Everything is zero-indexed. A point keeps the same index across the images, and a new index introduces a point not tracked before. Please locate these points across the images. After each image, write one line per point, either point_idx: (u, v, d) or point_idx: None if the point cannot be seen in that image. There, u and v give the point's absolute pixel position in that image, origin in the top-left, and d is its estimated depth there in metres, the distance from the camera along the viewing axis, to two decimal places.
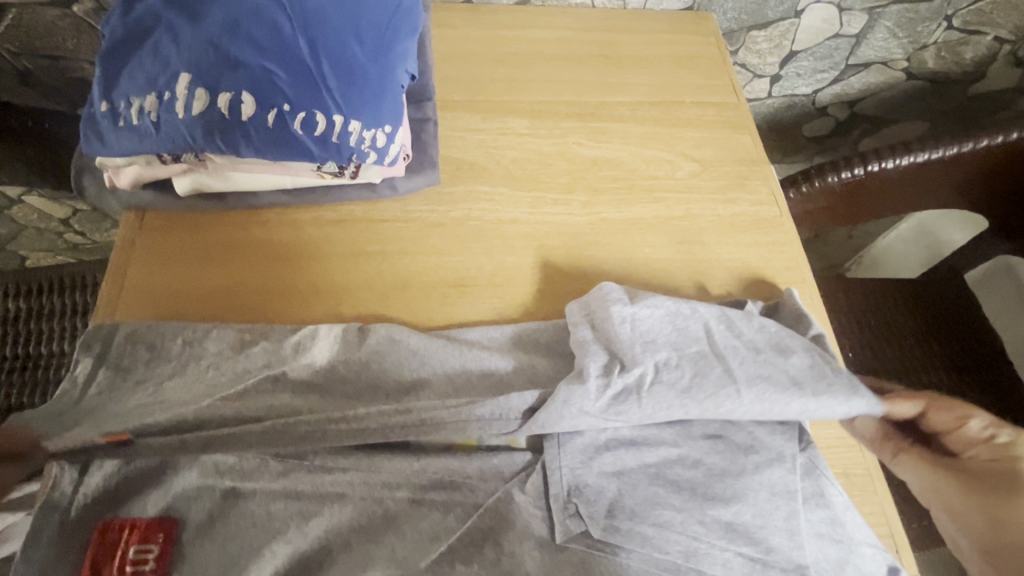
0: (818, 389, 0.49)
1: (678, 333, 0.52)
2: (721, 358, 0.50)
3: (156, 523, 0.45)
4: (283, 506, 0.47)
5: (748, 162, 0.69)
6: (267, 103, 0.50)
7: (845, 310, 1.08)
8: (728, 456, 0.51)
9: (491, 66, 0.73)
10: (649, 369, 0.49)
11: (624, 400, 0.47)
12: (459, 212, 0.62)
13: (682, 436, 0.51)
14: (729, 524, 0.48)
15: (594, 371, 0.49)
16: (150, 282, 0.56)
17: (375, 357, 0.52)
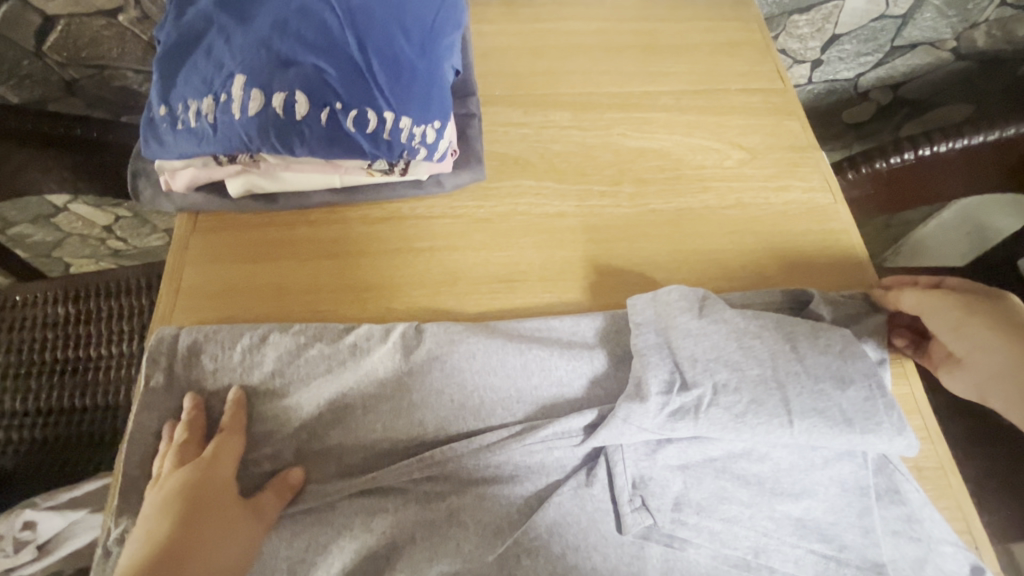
0: (871, 418, 0.47)
1: (742, 349, 0.49)
2: (785, 381, 0.48)
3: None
4: (350, 502, 0.47)
5: (798, 148, 0.67)
6: (320, 101, 0.50)
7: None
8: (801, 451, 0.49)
9: (530, 60, 0.73)
10: (710, 388, 0.48)
11: (681, 419, 0.47)
12: (505, 206, 0.62)
13: None
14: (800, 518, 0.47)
15: (655, 388, 0.48)
16: (208, 283, 0.57)
17: (437, 365, 0.50)
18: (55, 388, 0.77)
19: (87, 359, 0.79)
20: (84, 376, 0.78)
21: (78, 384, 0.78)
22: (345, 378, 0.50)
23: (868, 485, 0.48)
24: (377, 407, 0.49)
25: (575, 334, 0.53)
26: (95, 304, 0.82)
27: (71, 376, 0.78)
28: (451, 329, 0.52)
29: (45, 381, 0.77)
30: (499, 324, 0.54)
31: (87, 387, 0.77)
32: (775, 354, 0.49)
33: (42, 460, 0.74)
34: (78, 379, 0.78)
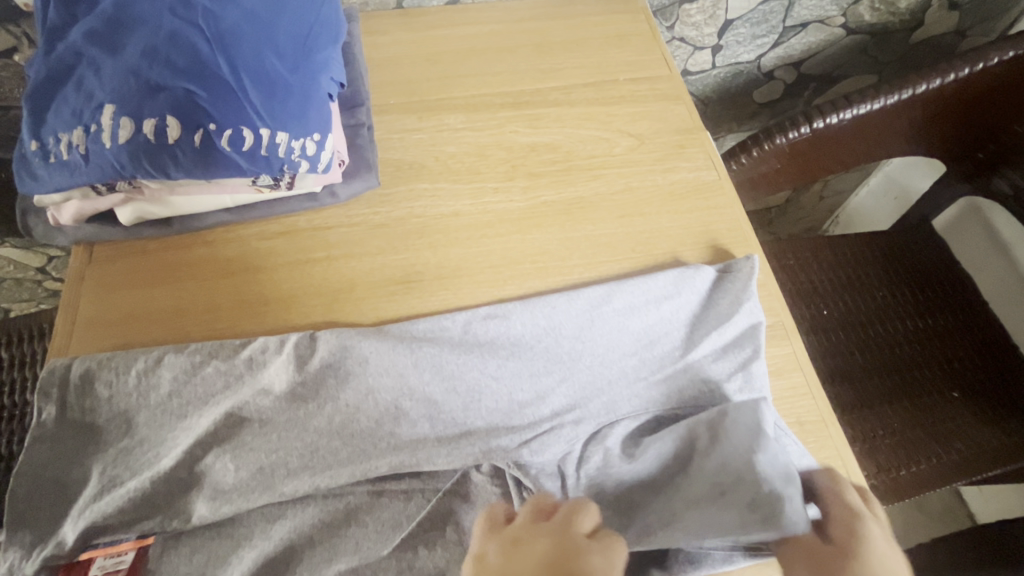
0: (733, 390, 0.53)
1: (622, 337, 0.55)
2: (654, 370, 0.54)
3: (136, 539, 0.48)
4: (259, 512, 0.48)
5: (684, 131, 0.70)
6: (191, 124, 0.51)
7: (818, 267, 1.08)
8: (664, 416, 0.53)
9: (424, 66, 0.74)
10: (587, 376, 0.53)
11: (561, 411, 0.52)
12: (401, 211, 0.63)
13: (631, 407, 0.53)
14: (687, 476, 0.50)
15: (534, 383, 0.53)
16: (107, 310, 0.57)
17: (331, 373, 0.51)
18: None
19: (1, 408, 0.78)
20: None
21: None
22: (232, 395, 0.50)
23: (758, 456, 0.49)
24: (274, 419, 0.50)
25: (463, 332, 0.55)
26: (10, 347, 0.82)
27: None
28: (344, 335, 0.52)
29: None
30: (394, 326, 0.55)
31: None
32: (646, 341, 0.55)
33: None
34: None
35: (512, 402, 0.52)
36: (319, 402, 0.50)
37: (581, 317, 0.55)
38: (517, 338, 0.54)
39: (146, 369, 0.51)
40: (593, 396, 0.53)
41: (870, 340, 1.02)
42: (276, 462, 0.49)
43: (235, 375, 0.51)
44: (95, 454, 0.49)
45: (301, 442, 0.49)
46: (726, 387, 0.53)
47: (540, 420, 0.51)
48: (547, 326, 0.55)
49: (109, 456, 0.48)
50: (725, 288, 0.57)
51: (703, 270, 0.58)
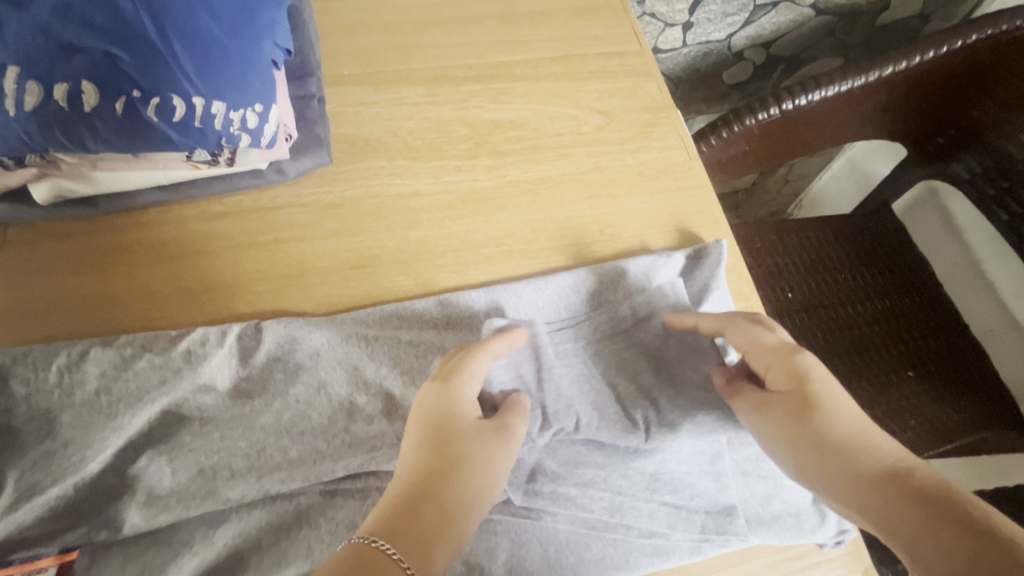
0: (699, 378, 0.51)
1: (584, 326, 0.52)
2: (627, 357, 0.51)
3: (59, 554, 0.43)
4: (198, 520, 0.44)
5: (654, 108, 0.68)
6: (112, 91, 0.45)
7: (784, 250, 1.09)
8: (629, 425, 0.46)
9: (381, 35, 0.69)
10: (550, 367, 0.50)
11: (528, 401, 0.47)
12: (357, 189, 0.59)
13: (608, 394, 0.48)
14: (652, 491, 0.47)
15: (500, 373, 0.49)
16: (25, 301, 0.52)
17: (280, 367, 0.49)
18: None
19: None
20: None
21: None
22: (167, 395, 0.46)
23: (722, 475, 0.48)
24: (217, 414, 0.47)
25: (424, 320, 0.52)
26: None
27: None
28: (292, 324, 0.50)
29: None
30: (349, 316, 0.51)
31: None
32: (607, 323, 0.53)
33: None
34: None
35: None
36: (267, 398, 0.47)
37: (547, 304, 0.54)
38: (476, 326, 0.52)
39: (70, 365, 0.47)
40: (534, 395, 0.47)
41: (833, 323, 1.03)
42: (218, 463, 0.45)
43: (173, 369, 0.47)
44: (9, 461, 0.44)
45: (246, 441, 0.46)
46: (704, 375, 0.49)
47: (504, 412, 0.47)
48: (511, 314, 0.53)
49: (25, 460, 0.44)
50: (692, 276, 0.56)
51: (672, 258, 0.56)
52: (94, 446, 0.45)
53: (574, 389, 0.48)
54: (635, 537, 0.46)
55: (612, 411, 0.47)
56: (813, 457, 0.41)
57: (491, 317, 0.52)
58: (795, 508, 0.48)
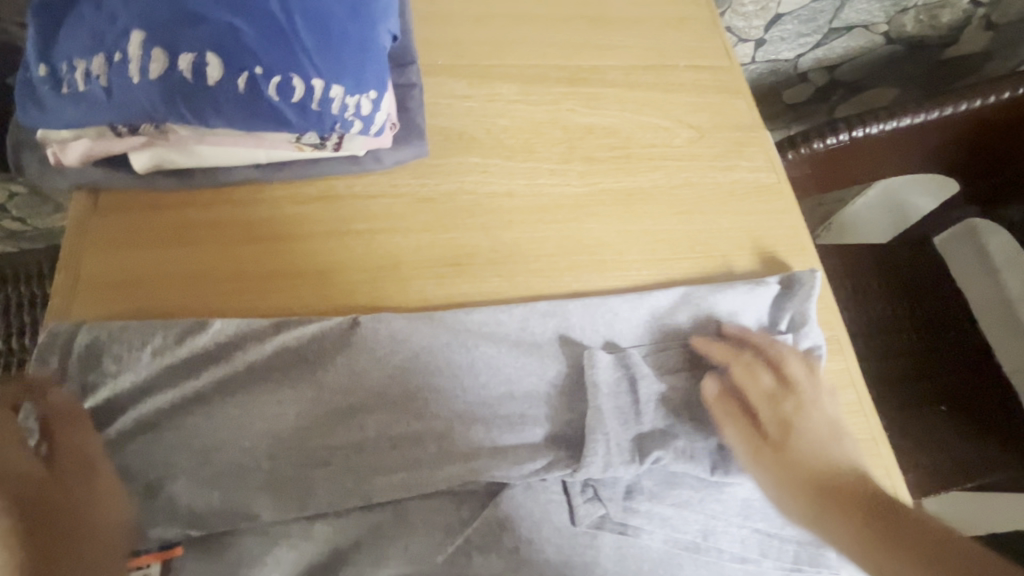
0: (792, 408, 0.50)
1: (678, 346, 0.52)
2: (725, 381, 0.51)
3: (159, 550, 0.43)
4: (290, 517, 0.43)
5: (744, 127, 0.67)
6: (236, 65, 0.44)
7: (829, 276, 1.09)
8: (719, 465, 0.48)
9: (473, 26, 0.68)
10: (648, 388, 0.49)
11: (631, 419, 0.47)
12: (450, 184, 0.58)
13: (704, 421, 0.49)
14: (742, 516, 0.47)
15: (603, 389, 0.48)
16: (108, 272, 0.50)
17: (378, 365, 0.48)
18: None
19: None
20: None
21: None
22: (269, 384, 0.46)
23: None
24: (317, 404, 0.46)
25: (519, 328, 0.51)
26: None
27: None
28: (392, 322, 0.49)
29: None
30: (447, 313, 0.51)
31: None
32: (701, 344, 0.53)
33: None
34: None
35: (570, 410, 0.48)
36: (366, 394, 0.47)
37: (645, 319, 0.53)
38: (572, 337, 0.51)
39: (170, 349, 0.46)
40: (632, 421, 0.47)
41: (871, 353, 1.04)
42: (315, 458, 0.45)
43: (273, 357, 0.47)
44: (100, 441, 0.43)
45: (344, 438, 0.46)
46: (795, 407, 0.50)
47: (608, 430, 0.46)
48: (607, 325, 0.52)
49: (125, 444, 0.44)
50: (785, 306, 0.55)
51: (767, 285, 0.55)
52: (195, 436, 0.44)
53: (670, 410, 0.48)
54: (727, 560, 0.46)
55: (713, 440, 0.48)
56: (766, 470, 0.48)
57: (589, 327, 0.52)
58: None
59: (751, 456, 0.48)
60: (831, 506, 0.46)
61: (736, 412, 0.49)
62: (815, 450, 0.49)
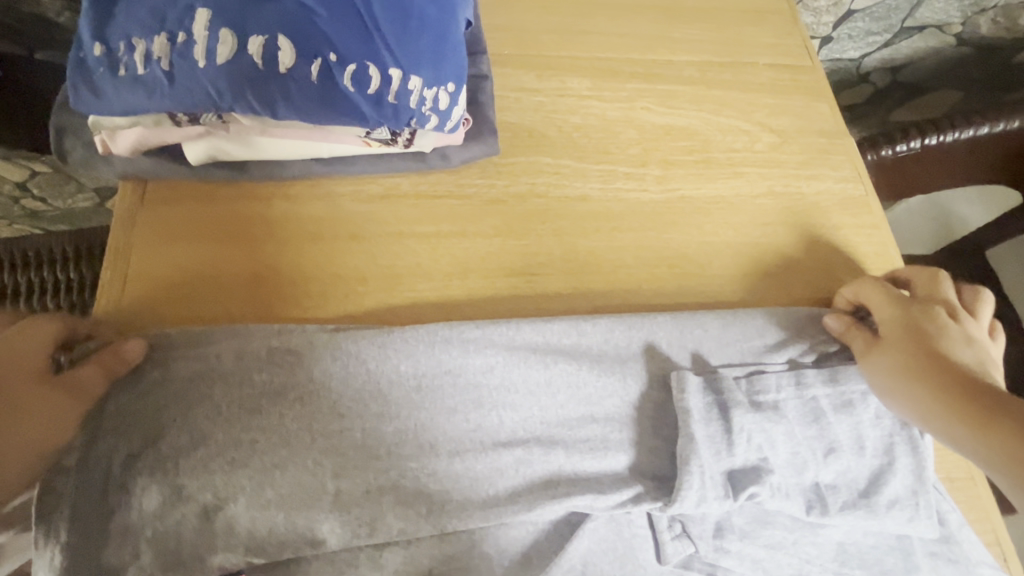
0: (893, 445, 0.47)
1: (768, 369, 0.48)
2: (822, 412, 0.47)
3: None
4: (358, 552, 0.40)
5: (828, 133, 0.63)
6: (310, 51, 0.40)
7: None
8: (815, 505, 0.44)
9: (541, 14, 0.63)
10: (740, 418, 0.45)
11: (723, 453, 0.44)
12: (520, 185, 0.54)
13: (801, 456, 0.45)
14: (837, 561, 0.44)
15: (694, 418, 0.44)
16: (160, 272, 0.46)
17: (450, 381, 0.44)
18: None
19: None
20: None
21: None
22: (334, 400, 0.43)
23: (908, 550, 0.45)
24: (386, 424, 0.43)
25: (601, 346, 0.47)
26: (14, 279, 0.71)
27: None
28: (464, 333, 0.46)
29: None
30: (522, 328, 0.47)
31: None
32: (794, 370, 0.49)
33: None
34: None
35: (653, 438, 0.45)
36: (440, 411, 0.44)
37: (734, 336, 0.49)
38: (656, 354, 0.48)
39: (230, 359, 0.43)
40: (725, 452, 0.44)
41: None
42: (385, 485, 0.41)
43: (338, 371, 0.43)
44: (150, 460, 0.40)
45: (415, 463, 0.42)
46: (898, 445, 0.46)
47: (700, 465, 0.43)
48: (694, 341, 0.48)
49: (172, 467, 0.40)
50: None
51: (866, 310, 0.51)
52: (254, 458, 0.40)
53: (765, 440, 0.45)
54: None
55: (809, 476, 0.45)
56: (901, 395, 0.45)
57: (675, 345, 0.48)
58: None
59: (881, 378, 0.46)
60: (965, 409, 0.41)
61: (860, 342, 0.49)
62: (971, 368, 0.44)
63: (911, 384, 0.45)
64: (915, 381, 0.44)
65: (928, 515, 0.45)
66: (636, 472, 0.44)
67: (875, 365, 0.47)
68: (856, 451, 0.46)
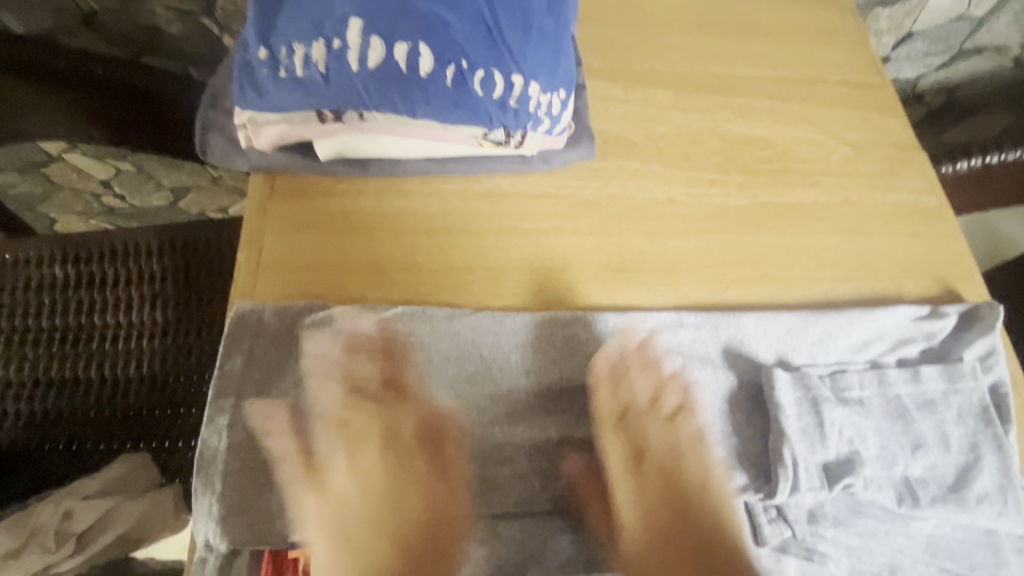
0: (977, 444, 0.48)
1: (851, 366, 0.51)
2: (904, 410, 0.49)
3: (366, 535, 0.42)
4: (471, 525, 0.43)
5: (902, 147, 0.65)
6: (447, 58, 0.44)
7: None
8: (905, 497, 0.46)
9: (625, 32, 0.67)
10: (830, 412, 0.47)
11: (817, 443, 0.45)
12: (611, 188, 0.57)
13: (891, 452, 0.47)
14: (928, 553, 0.45)
15: (789, 411, 0.46)
16: (285, 258, 0.50)
17: (555, 368, 0.47)
18: (95, 359, 0.67)
19: (117, 328, 0.68)
20: (135, 343, 0.68)
21: (123, 353, 0.67)
22: (449, 379, 0.46)
23: (998, 546, 0.46)
24: (498, 402, 0.46)
25: (693, 340, 0.50)
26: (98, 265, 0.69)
27: (110, 345, 0.67)
28: (566, 324, 0.49)
29: (82, 349, 0.67)
30: (620, 320, 0.50)
31: (129, 358, 0.67)
32: (878, 370, 0.51)
33: (99, 440, 0.66)
34: (134, 345, 0.68)
35: (747, 426, 0.47)
36: (546, 395, 0.47)
37: (818, 337, 0.52)
38: (744, 347, 0.50)
39: (357, 339, 0.46)
40: (818, 444, 0.46)
41: None
42: (497, 460, 0.44)
43: (452, 354, 0.47)
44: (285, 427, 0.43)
45: (523, 441, 0.45)
46: (984, 446, 0.48)
47: (796, 455, 0.45)
48: (780, 340, 0.51)
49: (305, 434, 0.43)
50: (962, 337, 0.53)
51: (944, 316, 0.53)
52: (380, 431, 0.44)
53: (853, 435, 0.47)
54: None
55: (899, 470, 0.46)
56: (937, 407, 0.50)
57: (762, 341, 0.51)
58: None
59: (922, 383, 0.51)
60: (975, 434, 0.49)
61: (907, 349, 0.52)
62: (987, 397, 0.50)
63: (947, 400, 0.50)
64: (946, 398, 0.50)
65: (1017, 512, 0.46)
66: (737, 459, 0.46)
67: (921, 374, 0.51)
68: (942, 450, 0.48)
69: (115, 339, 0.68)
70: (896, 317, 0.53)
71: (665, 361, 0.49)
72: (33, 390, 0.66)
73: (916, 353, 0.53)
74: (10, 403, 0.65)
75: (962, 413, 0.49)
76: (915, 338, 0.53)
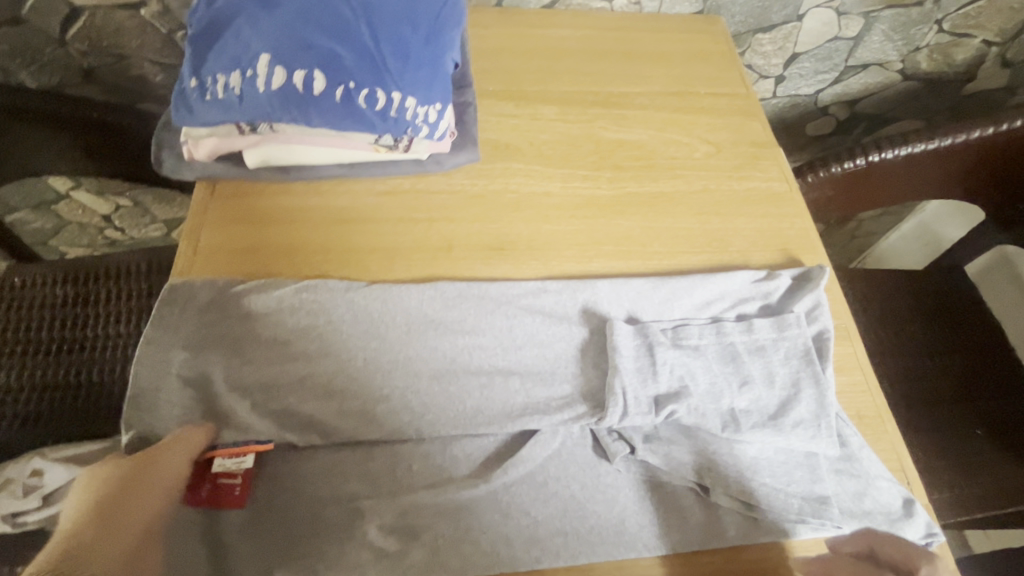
0: (799, 381, 0.56)
1: (693, 319, 0.60)
2: (736, 354, 0.57)
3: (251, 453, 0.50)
4: (352, 451, 0.52)
5: (759, 144, 0.76)
6: (336, 80, 0.56)
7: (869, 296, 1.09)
8: (729, 424, 0.53)
9: (519, 60, 0.80)
10: (665, 354, 0.56)
11: (649, 378, 0.54)
12: (497, 184, 0.68)
13: (720, 388, 0.55)
14: (752, 471, 0.52)
15: (626, 353, 0.55)
16: (219, 244, 0.62)
17: (432, 325, 0.57)
18: (82, 366, 0.80)
19: (108, 337, 0.82)
20: (120, 350, 0.82)
21: (109, 358, 0.81)
22: (340, 334, 0.55)
23: (816, 465, 0.53)
24: (381, 352, 0.55)
25: (553, 302, 0.59)
26: (91, 287, 0.85)
27: (99, 352, 0.81)
28: (444, 290, 0.59)
29: (74, 354, 0.81)
30: (492, 286, 0.60)
31: (113, 363, 0.80)
32: (718, 321, 0.59)
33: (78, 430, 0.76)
34: (116, 351, 0.81)
35: (594, 369, 0.56)
36: (423, 346, 0.56)
37: (665, 296, 0.61)
38: (598, 306, 0.59)
39: (268, 304, 0.56)
40: (650, 379, 0.54)
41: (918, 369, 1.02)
42: (376, 398, 0.53)
43: (346, 315, 0.57)
44: (203, 373, 0.53)
45: (399, 383, 0.54)
46: (803, 381, 0.56)
47: (630, 387, 0.53)
48: (630, 299, 0.60)
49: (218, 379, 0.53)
50: (794, 295, 0.62)
51: (778, 278, 0.62)
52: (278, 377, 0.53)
53: (686, 372, 0.55)
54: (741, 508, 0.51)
55: (726, 402, 0.54)
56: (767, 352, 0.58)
57: (615, 300, 0.60)
58: (886, 508, 0.51)
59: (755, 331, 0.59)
60: (797, 371, 0.56)
61: (744, 304, 0.61)
62: (811, 342, 0.59)
63: (775, 346, 0.58)
64: (775, 344, 0.58)
65: (829, 435, 0.53)
66: (584, 395, 0.54)
67: (754, 325, 0.59)
68: (766, 386, 0.56)
69: (97, 348, 0.81)
70: (736, 280, 0.62)
71: (527, 318, 0.58)
72: (21, 394, 0.78)
73: (754, 310, 0.61)
74: (11, 401, 0.77)
75: (787, 355, 0.57)
76: (752, 297, 0.62)
